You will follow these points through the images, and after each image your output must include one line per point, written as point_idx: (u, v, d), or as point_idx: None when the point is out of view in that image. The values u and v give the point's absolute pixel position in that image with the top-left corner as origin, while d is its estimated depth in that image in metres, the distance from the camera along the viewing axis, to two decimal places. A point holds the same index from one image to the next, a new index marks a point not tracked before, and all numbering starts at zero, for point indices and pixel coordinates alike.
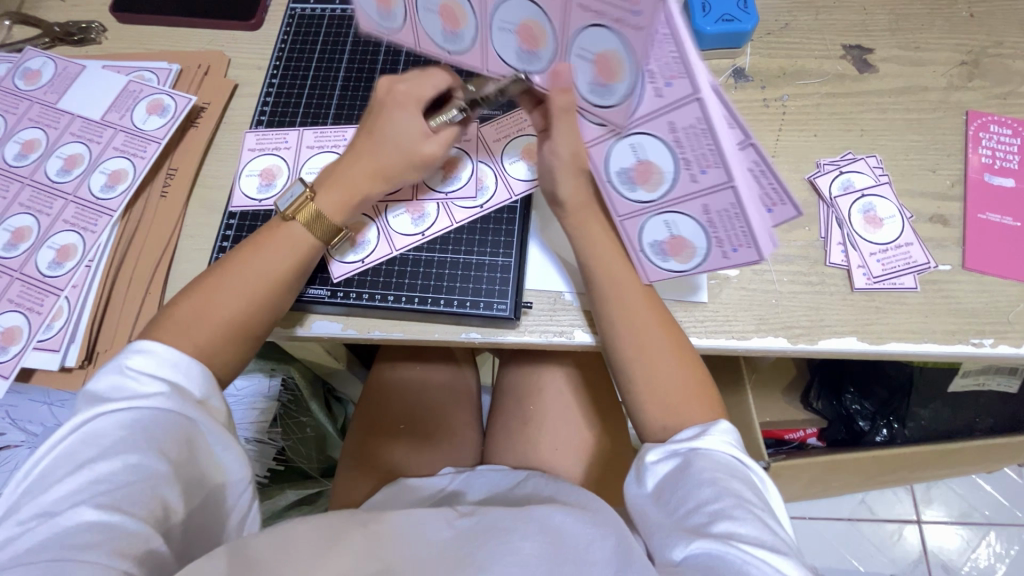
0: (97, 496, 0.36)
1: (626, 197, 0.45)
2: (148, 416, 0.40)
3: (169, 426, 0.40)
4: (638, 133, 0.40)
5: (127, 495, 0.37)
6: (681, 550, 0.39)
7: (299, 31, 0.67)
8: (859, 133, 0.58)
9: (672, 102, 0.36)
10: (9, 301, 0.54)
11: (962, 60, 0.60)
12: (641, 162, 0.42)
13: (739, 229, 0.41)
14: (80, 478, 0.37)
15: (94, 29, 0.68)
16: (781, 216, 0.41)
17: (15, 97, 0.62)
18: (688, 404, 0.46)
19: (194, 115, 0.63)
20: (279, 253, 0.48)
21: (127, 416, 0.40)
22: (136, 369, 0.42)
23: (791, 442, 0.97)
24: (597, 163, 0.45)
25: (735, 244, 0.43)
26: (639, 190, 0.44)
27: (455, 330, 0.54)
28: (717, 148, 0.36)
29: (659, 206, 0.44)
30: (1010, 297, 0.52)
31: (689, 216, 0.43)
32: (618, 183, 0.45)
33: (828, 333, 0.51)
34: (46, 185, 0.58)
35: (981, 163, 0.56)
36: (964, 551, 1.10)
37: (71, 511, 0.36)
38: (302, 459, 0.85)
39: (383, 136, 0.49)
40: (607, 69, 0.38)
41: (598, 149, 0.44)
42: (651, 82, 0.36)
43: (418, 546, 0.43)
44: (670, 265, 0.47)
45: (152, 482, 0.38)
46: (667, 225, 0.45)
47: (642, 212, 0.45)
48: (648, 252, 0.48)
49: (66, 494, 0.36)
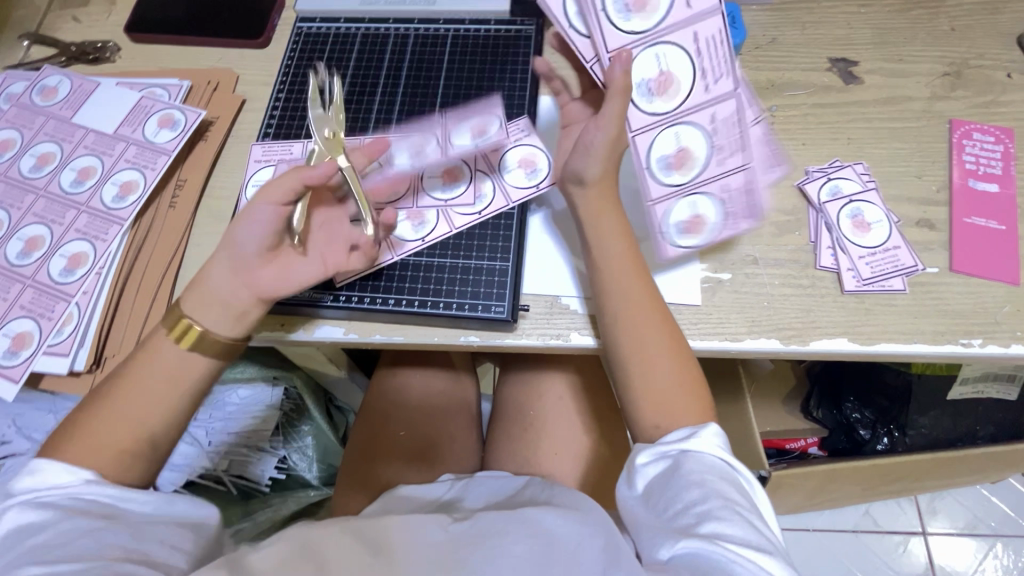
0: (41, 556, 0.36)
1: (661, 180, 0.53)
2: (65, 497, 0.40)
3: (87, 501, 0.40)
4: (683, 122, 0.52)
5: (70, 546, 0.37)
6: (667, 549, 0.40)
7: (305, 48, 0.69)
8: (846, 142, 0.59)
9: (717, 92, 0.52)
10: (22, 307, 0.56)
11: (944, 71, 0.62)
12: (680, 150, 0.52)
13: (746, 202, 0.53)
14: (17, 552, 0.37)
15: (109, 48, 0.71)
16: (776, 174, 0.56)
17: (32, 113, 0.65)
18: (683, 402, 0.47)
19: (203, 129, 0.65)
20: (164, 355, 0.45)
21: (44, 501, 0.40)
22: (31, 476, 0.41)
23: (791, 452, 0.97)
24: (639, 150, 0.52)
25: (744, 217, 0.54)
26: (672, 175, 0.53)
27: (454, 333, 0.55)
28: (743, 136, 0.52)
29: (684, 189, 0.53)
30: (998, 298, 0.53)
31: (711, 197, 0.53)
32: (655, 168, 0.52)
33: (819, 334, 0.52)
34: (60, 196, 0.60)
35: (965, 169, 0.57)
36: (971, 564, 1.08)
37: (14, 573, 0.35)
38: (303, 467, 0.87)
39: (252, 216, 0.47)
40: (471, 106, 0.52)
41: (643, 136, 0.52)
42: (704, 78, 0.51)
43: (414, 546, 0.44)
44: (685, 243, 0.54)
45: (93, 534, 0.38)
46: (689, 207, 0.54)
47: (671, 195, 0.53)
48: (672, 234, 0.53)
49: (9, 563, 0.36)
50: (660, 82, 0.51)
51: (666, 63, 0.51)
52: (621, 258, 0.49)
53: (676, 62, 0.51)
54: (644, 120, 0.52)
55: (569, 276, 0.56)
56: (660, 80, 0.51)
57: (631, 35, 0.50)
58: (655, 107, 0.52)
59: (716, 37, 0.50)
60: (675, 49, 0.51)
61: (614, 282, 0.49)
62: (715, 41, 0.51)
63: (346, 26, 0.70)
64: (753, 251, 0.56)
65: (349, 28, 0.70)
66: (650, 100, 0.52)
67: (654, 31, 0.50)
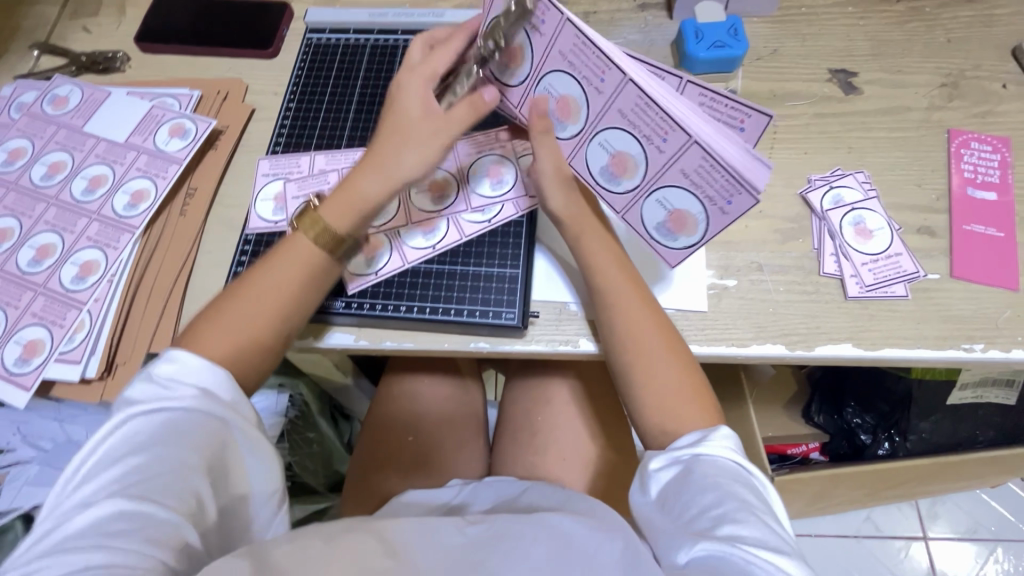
0: (129, 489, 0.38)
1: (615, 191, 0.51)
2: (179, 417, 0.41)
3: (201, 427, 0.41)
4: (603, 131, 0.48)
5: (159, 487, 0.38)
6: (684, 553, 0.41)
7: (315, 58, 0.70)
8: (847, 151, 0.61)
9: (617, 89, 0.45)
10: (33, 315, 0.56)
11: (942, 82, 0.63)
12: (615, 156, 0.49)
13: (719, 179, 0.44)
14: (116, 470, 0.39)
15: (119, 58, 0.72)
16: (754, 127, 0.48)
17: (43, 122, 0.65)
18: (691, 407, 0.47)
19: (213, 138, 0.66)
20: (286, 263, 0.49)
21: (158, 415, 0.41)
22: (163, 373, 0.43)
23: (794, 458, 0.99)
24: (582, 172, 0.52)
25: (727, 194, 0.45)
26: (622, 182, 0.50)
27: (464, 340, 0.56)
28: (665, 115, 0.44)
29: (644, 188, 0.49)
30: (998, 303, 0.54)
31: (677, 187, 0.47)
32: (603, 181, 0.51)
33: (825, 340, 0.53)
34: (71, 204, 0.61)
35: (964, 178, 0.59)
36: (972, 568, 1.09)
37: (106, 501, 0.37)
38: (309, 474, 0.85)
39: (393, 112, 0.49)
40: (512, 54, 0.48)
41: (577, 160, 0.51)
42: (590, 84, 0.46)
43: (432, 548, 0.44)
44: (681, 242, 0.50)
45: (184, 474, 0.39)
46: (660, 204, 0.49)
47: (636, 198, 0.50)
48: (657, 237, 0.51)
49: (102, 486, 0.38)
50: (560, 106, 0.49)
51: (557, 88, 0.48)
52: (614, 269, 0.51)
53: (565, 84, 0.47)
54: (571, 142, 0.51)
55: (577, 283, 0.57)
56: (561, 104, 0.49)
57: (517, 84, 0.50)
58: (571, 131, 0.50)
59: (577, 41, 0.44)
60: (557, 70, 0.47)
61: (618, 289, 0.50)
62: (580, 45, 0.44)
63: (355, 37, 0.72)
64: (758, 258, 0.57)
65: (358, 39, 0.71)
66: (563, 126, 0.50)
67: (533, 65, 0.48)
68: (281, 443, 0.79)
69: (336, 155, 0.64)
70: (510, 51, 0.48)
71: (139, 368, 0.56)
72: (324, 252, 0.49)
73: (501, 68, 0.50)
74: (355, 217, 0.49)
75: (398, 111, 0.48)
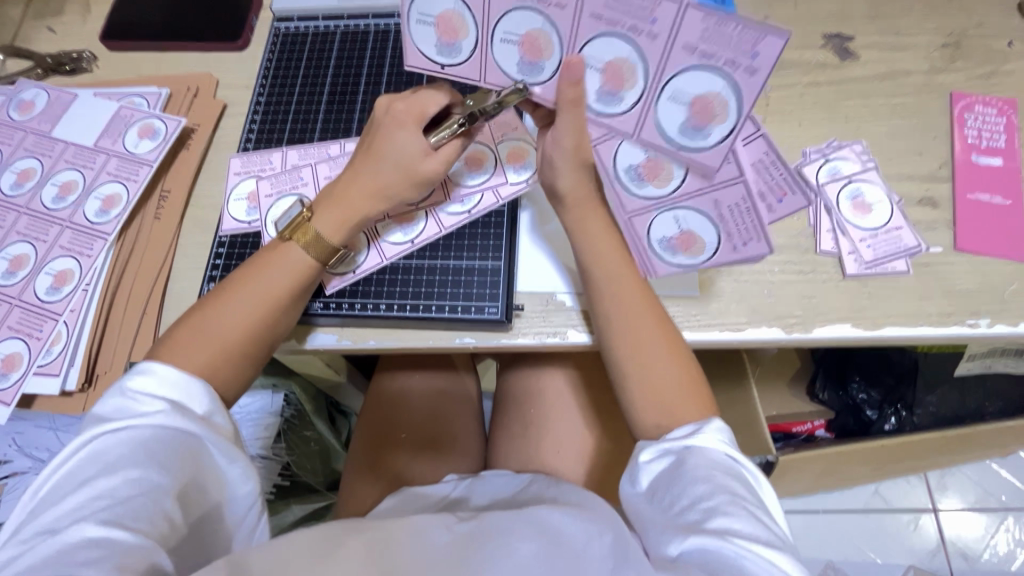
0: (99, 513, 0.37)
1: (633, 194, 0.48)
2: (148, 436, 0.40)
3: (170, 445, 0.40)
4: (586, 43, 0.42)
5: (128, 511, 0.37)
6: (676, 545, 0.39)
7: (284, 48, 0.68)
8: (844, 121, 0.58)
9: (654, 78, 0.42)
10: (9, 328, 0.55)
11: (943, 43, 0.60)
12: (610, 68, 0.43)
13: (749, 220, 0.45)
14: (83, 495, 0.38)
15: (85, 58, 0.69)
16: (770, 52, 0.38)
17: (10, 128, 0.64)
18: (683, 402, 0.45)
19: (184, 137, 0.63)
20: (276, 272, 0.48)
21: (126, 433, 0.40)
22: (137, 388, 0.42)
23: (799, 435, 0.95)
24: (604, 159, 0.48)
25: (778, 195, 0.47)
26: (624, 96, 0.44)
27: (449, 336, 0.54)
28: (789, 176, 0.46)
29: (666, 202, 0.48)
30: (1005, 275, 0.51)
31: (688, 68, 0.41)
32: (626, 180, 0.48)
33: (822, 321, 0.51)
34: (42, 213, 0.59)
35: (967, 143, 0.56)
36: (982, 539, 1.08)
37: (73, 528, 0.36)
38: (308, 472, 0.85)
39: (385, 151, 0.48)
40: (449, 27, 0.44)
41: (606, 145, 0.47)
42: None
43: (422, 548, 0.43)
44: (678, 261, 0.49)
45: (153, 496, 0.38)
46: (676, 221, 0.48)
47: (650, 209, 0.48)
48: (656, 250, 0.49)
49: (70, 511, 0.37)
50: (526, 47, 0.44)
51: (517, 28, 0.43)
52: (613, 253, 0.48)
53: (612, 48, 0.42)
54: (549, 84, 0.45)
55: (563, 273, 0.55)
56: (527, 41, 0.43)
57: (471, 57, 0.45)
58: (548, 68, 0.44)
59: None
60: (596, 35, 0.42)
61: (606, 277, 0.48)
62: (711, 32, 0.39)
63: (325, 24, 0.69)
64: None
65: (328, 25, 0.69)
66: (538, 68, 0.44)
67: (480, 20, 0.43)
68: (277, 442, 0.79)
69: (310, 149, 0.62)
70: (446, 22, 0.44)
71: (120, 378, 0.55)
72: (313, 262, 0.49)
73: (444, 48, 0.45)
74: (349, 232, 0.49)
75: (391, 142, 0.48)
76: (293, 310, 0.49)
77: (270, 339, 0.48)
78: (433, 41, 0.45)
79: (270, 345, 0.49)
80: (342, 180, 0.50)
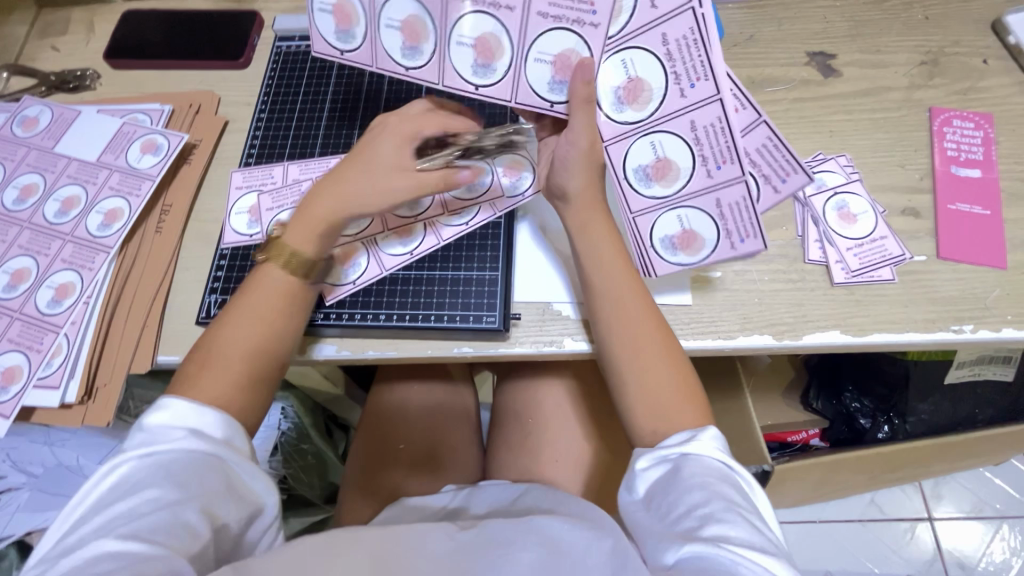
0: (121, 530, 0.37)
1: (641, 194, 0.49)
2: (173, 456, 0.41)
3: (192, 463, 0.41)
4: (537, 37, 0.46)
5: (150, 525, 0.38)
6: (672, 554, 0.40)
7: (285, 66, 0.70)
8: (828, 135, 0.60)
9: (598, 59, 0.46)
10: (10, 341, 0.56)
11: (921, 60, 0.62)
12: (562, 58, 0.46)
13: (747, 217, 0.46)
14: (108, 514, 0.38)
15: (89, 76, 0.71)
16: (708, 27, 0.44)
17: (14, 144, 0.65)
18: (680, 409, 0.46)
19: (186, 152, 0.65)
20: (262, 294, 0.48)
21: (153, 454, 0.41)
22: (163, 412, 0.43)
23: (794, 445, 0.97)
24: (614, 162, 0.49)
25: (783, 175, 0.47)
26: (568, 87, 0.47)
27: (448, 346, 0.55)
28: (791, 157, 0.45)
29: (668, 203, 0.49)
30: (987, 283, 0.53)
31: (642, 50, 0.46)
32: (634, 181, 0.49)
33: (812, 328, 0.52)
34: (44, 227, 0.60)
35: (947, 156, 0.58)
36: (978, 547, 1.09)
37: (95, 544, 0.37)
38: (304, 485, 0.85)
39: (366, 162, 0.49)
40: (413, 32, 0.47)
41: (617, 145, 0.48)
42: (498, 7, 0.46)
43: (419, 558, 0.43)
44: (679, 259, 0.50)
45: (173, 509, 0.39)
46: (680, 221, 0.49)
47: (654, 209, 0.49)
48: (659, 247, 0.50)
49: (94, 530, 0.37)
50: (479, 50, 0.47)
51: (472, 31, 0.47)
52: (612, 263, 0.49)
53: (562, 40, 0.46)
54: (500, 83, 0.48)
55: (559, 284, 0.56)
56: (480, 45, 0.47)
57: (432, 61, 0.48)
58: (496, 70, 0.48)
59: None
60: (546, 29, 0.46)
61: (604, 288, 0.49)
62: (687, 39, 0.44)
63: None
64: None
65: None
66: (487, 71, 0.48)
67: (439, 21, 0.47)
68: (273, 457, 0.79)
69: (310, 164, 0.63)
70: (411, 27, 0.47)
71: (121, 389, 0.56)
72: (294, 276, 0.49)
73: (409, 52, 0.48)
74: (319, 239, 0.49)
75: (374, 152, 0.50)
76: (289, 326, 0.49)
77: (276, 358, 0.48)
78: (399, 45, 0.48)
79: (280, 366, 0.49)
80: (312, 192, 0.51)
